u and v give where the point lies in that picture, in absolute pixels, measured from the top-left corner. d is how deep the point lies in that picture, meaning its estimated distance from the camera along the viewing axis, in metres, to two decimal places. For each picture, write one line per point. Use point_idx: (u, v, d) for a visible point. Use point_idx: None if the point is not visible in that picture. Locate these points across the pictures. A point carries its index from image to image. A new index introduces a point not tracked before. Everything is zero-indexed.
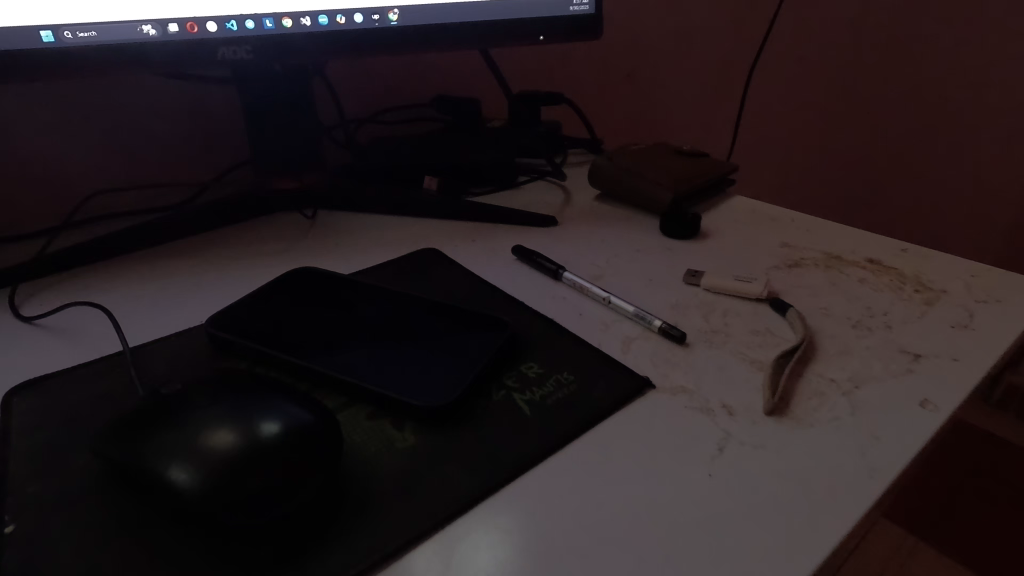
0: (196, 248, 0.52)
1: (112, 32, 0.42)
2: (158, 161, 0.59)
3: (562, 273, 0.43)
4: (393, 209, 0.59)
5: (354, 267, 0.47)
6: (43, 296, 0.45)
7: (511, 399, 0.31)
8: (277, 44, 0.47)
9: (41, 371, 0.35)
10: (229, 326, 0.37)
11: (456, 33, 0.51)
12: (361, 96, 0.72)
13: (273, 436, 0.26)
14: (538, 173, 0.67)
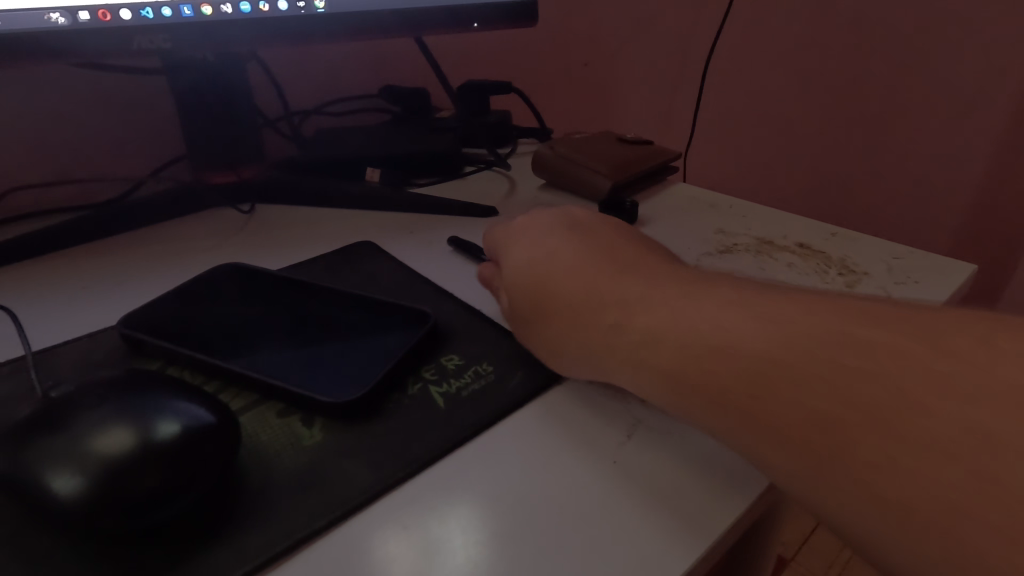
0: (126, 245, 0.51)
1: (16, 20, 0.40)
2: (88, 156, 0.57)
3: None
4: (332, 203, 0.58)
5: (284, 262, 0.46)
6: None
7: (426, 391, 0.31)
8: (196, 31, 0.45)
9: None
10: (142, 325, 0.35)
11: (386, 20, 0.50)
12: (304, 87, 0.70)
13: (167, 436, 0.25)
14: (484, 163, 0.66)
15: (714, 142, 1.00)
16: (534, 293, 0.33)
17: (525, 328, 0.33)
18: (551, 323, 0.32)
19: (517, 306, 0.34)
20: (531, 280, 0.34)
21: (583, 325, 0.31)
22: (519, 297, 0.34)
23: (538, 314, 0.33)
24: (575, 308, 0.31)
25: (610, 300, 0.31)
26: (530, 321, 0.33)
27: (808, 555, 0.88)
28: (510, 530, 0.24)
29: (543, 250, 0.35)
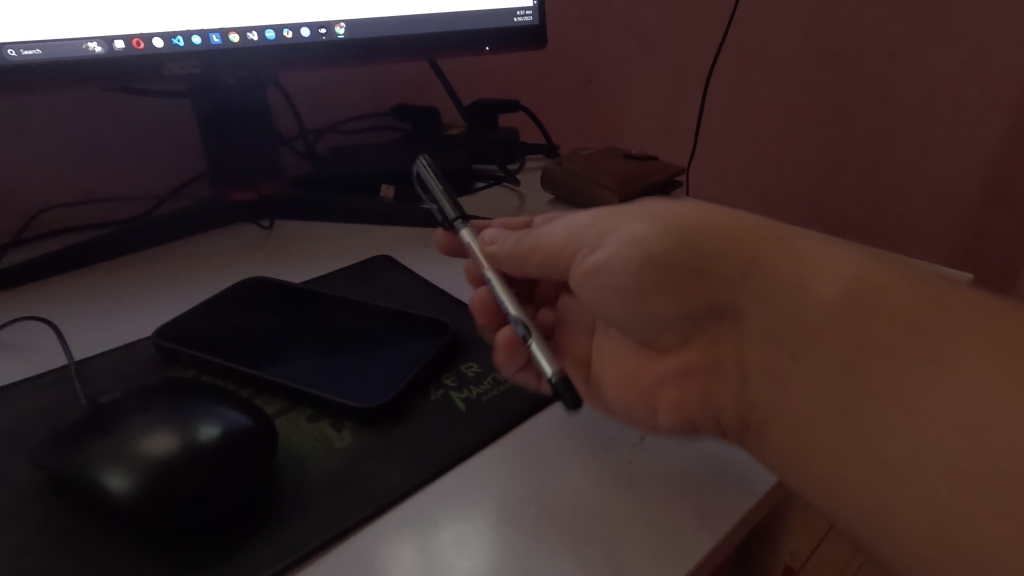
0: (157, 260, 0.53)
1: (57, 49, 0.43)
2: (115, 175, 0.59)
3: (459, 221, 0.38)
4: (349, 218, 0.60)
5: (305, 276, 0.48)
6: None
7: (448, 397, 0.33)
8: (224, 59, 0.47)
9: None
10: (177, 336, 0.37)
11: (402, 44, 0.52)
12: (319, 107, 0.73)
13: (213, 438, 0.27)
14: (495, 178, 0.68)
15: (717, 154, 1.02)
16: (668, 235, 0.30)
17: (629, 265, 0.31)
18: (687, 260, 0.29)
19: (632, 242, 0.31)
20: (653, 217, 0.31)
21: (732, 268, 0.29)
22: (635, 234, 0.31)
23: (675, 248, 0.30)
24: (727, 246, 0.29)
25: (762, 241, 0.30)
26: (657, 255, 0.30)
27: (818, 560, 0.89)
28: (532, 526, 0.26)
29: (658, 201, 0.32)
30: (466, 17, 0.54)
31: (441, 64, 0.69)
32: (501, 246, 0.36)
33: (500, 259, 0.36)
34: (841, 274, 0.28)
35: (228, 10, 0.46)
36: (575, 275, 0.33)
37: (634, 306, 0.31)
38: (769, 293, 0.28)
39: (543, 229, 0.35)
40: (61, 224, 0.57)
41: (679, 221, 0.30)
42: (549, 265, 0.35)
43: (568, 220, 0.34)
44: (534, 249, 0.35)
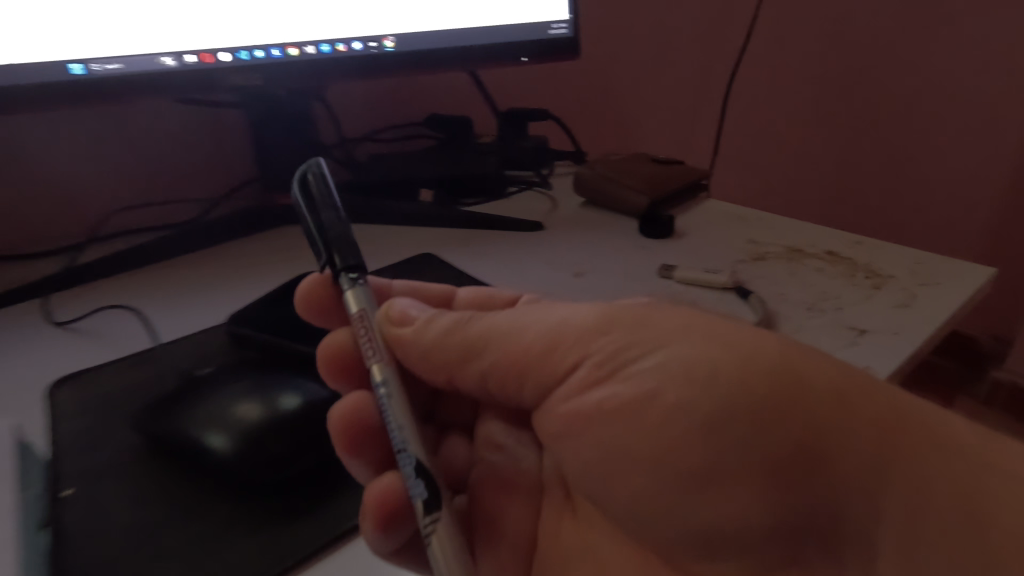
0: (219, 256, 0.56)
1: (135, 64, 0.46)
2: (173, 180, 0.63)
3: (355, 274, 0.31)
4: (390, 219, 0.63)
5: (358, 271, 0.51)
6: (80, 300, 0.49)
7: None
8: (284, 71, 0.51)
9: (81, 366, 0.39)
10: (247, 323, 0.41)
11: (446, 55, 0.55)
12: (357, 117, 0.77)
13: (296, 405, 0.30)
14: (526, 184, 0.72)
15: None
16: (758, 395, 0.26)
17: (695, 420, 0.26)
18: (772, 421, 0.25)
19: (675, 374, 0.27)
20: (708, 347, 0.27)
21: (822, 427, 0.25)
22: (693, 375, 0.27)
23: (754, 396, 0.26)
24: (809, 394, 0.26)
25: (847, 389, 0.26)
26: (735, 407, 0.26)
27: None
28: None
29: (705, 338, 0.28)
30: (506, 30, 0.57)
31: (476, 75, 0.72)
32: (415, 335, 0.31)
33: (413, 345, 0.31)
34: (909, 427, 0.26)
35: (290, 26, 0.50)
36: (561, 408, 0.30)
37: (701, 488, 0.26)
38: (872, 459, 0.25)
39: (483, 324, 0.32)
40: (127, 226, 0.60)
41: (764, 366, 0.26)
42: (503, 371, 0.32)
43: (538, 324, 0.31)
44: (478, 347, 0.32)
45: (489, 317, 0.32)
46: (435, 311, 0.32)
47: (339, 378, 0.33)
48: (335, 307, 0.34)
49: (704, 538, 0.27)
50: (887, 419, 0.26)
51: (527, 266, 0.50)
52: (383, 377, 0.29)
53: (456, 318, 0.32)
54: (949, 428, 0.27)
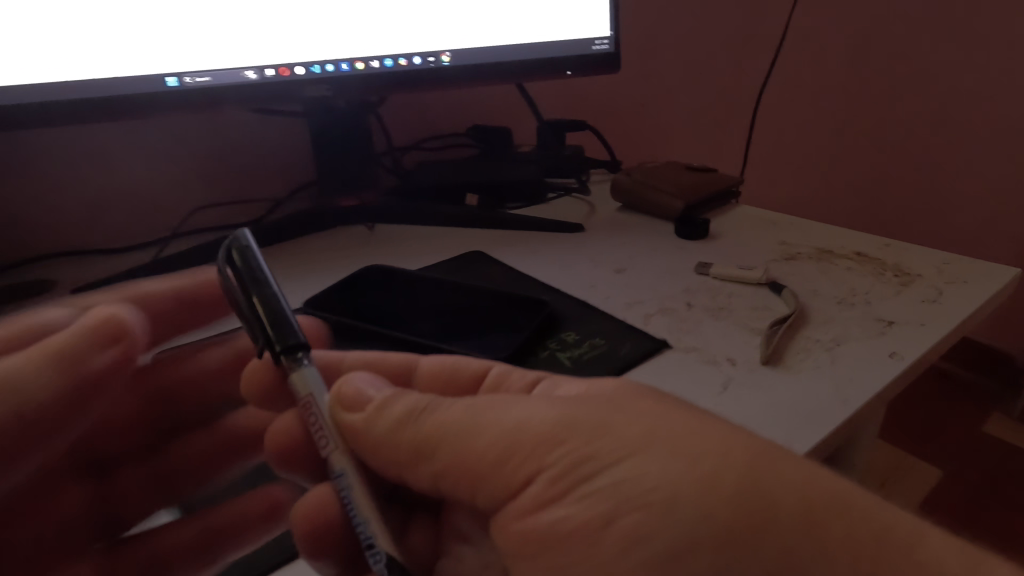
0: (285, 252, 0.62)
1: (222, 76, 0.52)
2: (244, 181, 0.68)
3: (302, 354, 0.31)
4: (439, 222, 0.67)
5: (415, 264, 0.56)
6: None
7: (555, 355, 0.39)
8: (349, 83, 0.56)
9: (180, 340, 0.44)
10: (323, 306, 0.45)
11: (496, 70, 0.60)
12: (407, 127, 0.82)
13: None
14: (565, 190, 0.76)
15: None
16: (720, 522, 0.23)
17: (651, 552, 0.24)
18: (733, 557, 0.23)
19: (630, 494, 0.25)
20: (662, 465, 0.25)
21: (795, 566, 0.23)
22: (651, 498, 0.24)
23: (714, 523, 0.23)
24: (779, 519, 0.23)
25: (822, 512, 0.23)
26: (698, 535, 0.23)
27: None
28: None
29: (653, 455, 0.25)
30: (552, 46, 0.61)
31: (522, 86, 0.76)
32: (368, 422, 0.29)
33: (365, 438, 0.29)
34: (891, 548, 0.23)
35: (357, 43, 0.55)
36: (517, 525, 0.27)
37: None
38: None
39: (434, 420, 0.29)
40: (204, 223, 0.65)
41: (721, 484, 0.24)
42: (456, 476, 0.29)
43: (492, 425, 0.28)
44: (431, 447, 0.29)
45: (440, 409, 0.29)
46: (391, 394, 0.30)
47: (286, 464, 0.34)
48: (280, 392, 0.33)
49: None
50: (869, 550, 0.23)
51: (570, 263, 0.54)
52: (342, 467, 0.30)
53: (412, 405, 0.30)
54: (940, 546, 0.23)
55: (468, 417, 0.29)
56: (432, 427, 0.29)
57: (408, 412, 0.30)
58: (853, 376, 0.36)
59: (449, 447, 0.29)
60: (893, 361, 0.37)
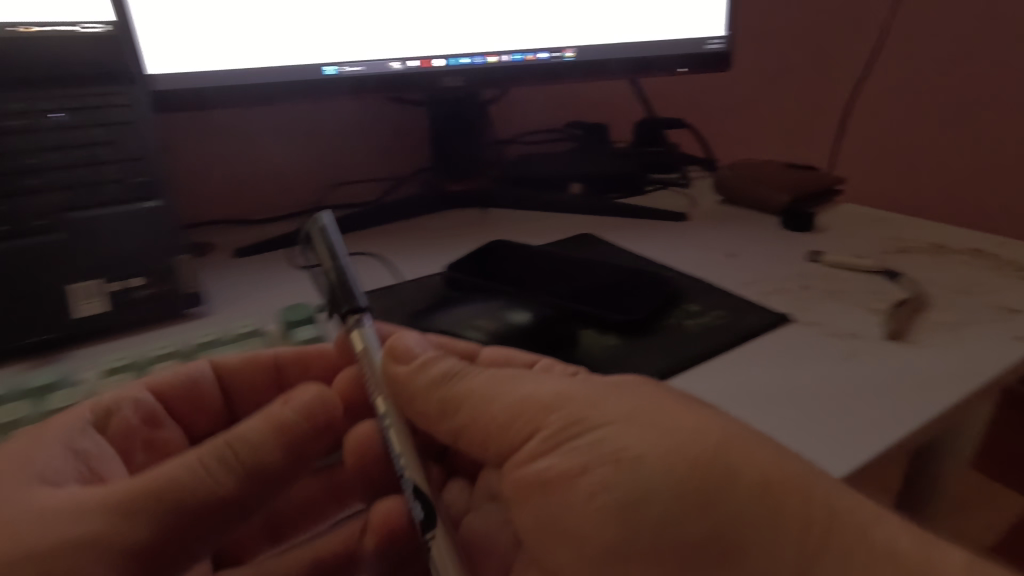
0: (407, 227, 0.67)
1: (373, 67, 0.59)
2: (372, 163, 0.74)
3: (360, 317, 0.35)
4: (544, 208, 0.71)
5: (535, 237, 0.60)
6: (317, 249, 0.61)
7: (683, 321, 0.43)
8: (481, 75, 0.62)
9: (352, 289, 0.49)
10: (460, 268, 0.50)
11: (613, 66, 0.64)
12: (511, 120, 0.87)
13: (526, 319, 0.40)
14: (663, 183, 0.79)
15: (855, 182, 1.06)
16: (680, 482, 0.26)
17: (613, 501, 0.26)
18: (685, 512, 0.26)
19: (609, 451, 0.28)
20: (643, 434, 0.28)
21: (735, 526, 0.25)
22: (618, 455, 0.27)
23: (679, 481, 0.26)
24: (733, 484, 0.26)
25: (776, 484, 0.26)
26: (660, 493, 0.26)
27: None
28: (770, 400, 0.35)
29: (638, 427, 0.28)
30: (668, 45, 0.65)
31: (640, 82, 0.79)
32: (411, 374, 0.32)
33: (410, 383, 0.33)
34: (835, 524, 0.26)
35: (490, 38, 0.61)
36: (511, 475, 0.30)
37: (607, 565, 0.27)
38: (784, 558, 0.25)
39: (466, 383, 0.33)
40: (338, 200, 0.71)
41: (686, 446, 0.27)
42: (475, 431, 0.32)
43: (506, 394, 0.31)
44: (456, 404, 0.32)
45: (470, 373, 0.33)
46: (433, 355, 0.33)
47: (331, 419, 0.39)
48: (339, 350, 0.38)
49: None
50: (813, 520, 0.26)
51: (682, 248, 0.57)
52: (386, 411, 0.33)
53: (450, 366, 0.33)
54: (877, 525, 0.26)
55: (496, 381, 0.32)
56: (466, 386, 0.32)
57: (444, 372, 0.33)
58: (970, 352, 0.38)
59: (475, 403, 0.32)
60: (1018, 343, 0.38)
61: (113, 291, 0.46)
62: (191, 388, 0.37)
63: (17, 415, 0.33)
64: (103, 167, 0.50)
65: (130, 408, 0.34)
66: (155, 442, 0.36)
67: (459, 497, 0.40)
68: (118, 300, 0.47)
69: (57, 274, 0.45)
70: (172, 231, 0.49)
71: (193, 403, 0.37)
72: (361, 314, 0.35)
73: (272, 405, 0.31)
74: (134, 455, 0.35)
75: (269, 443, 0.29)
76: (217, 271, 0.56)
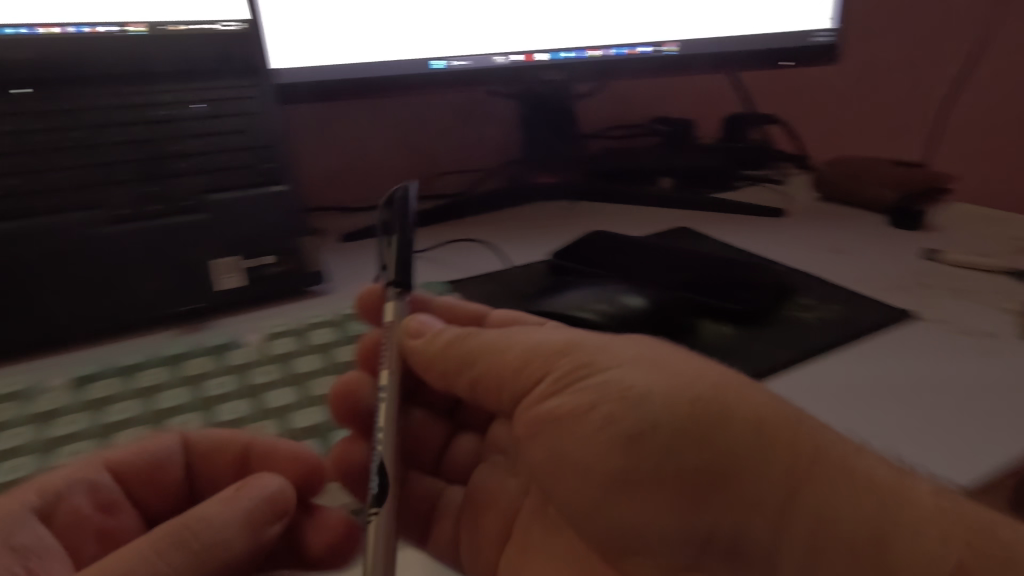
0: (500, 217, 0.69)
1: (478, 61, 0.61)
2: (466, 155, 0.76)
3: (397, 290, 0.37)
4: (634, 201, 0.71)
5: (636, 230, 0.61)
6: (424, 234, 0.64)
7: (798, 314, 0.43)
8: (583, 69, 0.63)
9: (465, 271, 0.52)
10: (564, 257, 0.52)
11: (714, 60, 0.64)
12: (598, 114, 0.88)
13: (640, 303, 0.41)
14: (755, 179, 0.78)
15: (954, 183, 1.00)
16: (681, 409, 0.28)
17: (620, 433, 0.28)
18: (685, 442, 0.27)
19: (615, 389, 0.29)
20: (650, 375, 0.29)
21: (735, 449, 0.27)
22: (627, 392, 0.29)
23: (683, 409, 0.28)
24: (731, 418, 0.27)
25: (769, 423, 0.27)
26: (667, 421, 0.27)
27: None
28: (902, 392, 0.35)
29: (644, 371, 0.30)
30: (772, 38, 0.64)
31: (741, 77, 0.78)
32: (424, 345, 0.35)
33: (425, 343, 0.35)
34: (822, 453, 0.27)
35: (595, 33, 0.62)
36: (525, 416, 0.32)
37: (618, 494, 0.27)
38: (774, 493, 0.26)
39: (478, 340, 0.34)
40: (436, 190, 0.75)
41: (685, 382, 0.29)
42: (489, 382, 0.34)
43: (521, 343, 0.33)
44: (470, 359, 0.34)
45: (479, 334, 0.34)
46: (445, 327, 0.35)
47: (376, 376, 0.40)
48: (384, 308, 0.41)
49: (615, 541, 0.28)
50: (803, 450, 0.27)
51: (785, 243, 0.56)
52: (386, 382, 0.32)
53: (457, 332, 0.35)
54: (858, 456, 0.28)
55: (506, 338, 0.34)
56: (480, 343, 0.34)
57: (458, 332, 0.34)
58: None
59: (487, 357, 0.33)
60: None
61: (250, 267, 0.51)
62: (155, 471, 0.31)
63: (208, 368, 0.34)
64: (240, 153, 0.53)
65: (83, 495, 0.29)
66: (107, 532, 0.30)
67: (474, 441, 0.43)
68: (254, 275, 0.51)
69: (205, 249, 0.49)
70: (297, 214, 0.53)
71: (155, 486, 0.32)
72: (397, 287, 0.37)
73: (224, 493, 0.29)
74: (82, 549, 0.29)
75: (235, 538, 0.27)
76: (339, 251, 0.61)
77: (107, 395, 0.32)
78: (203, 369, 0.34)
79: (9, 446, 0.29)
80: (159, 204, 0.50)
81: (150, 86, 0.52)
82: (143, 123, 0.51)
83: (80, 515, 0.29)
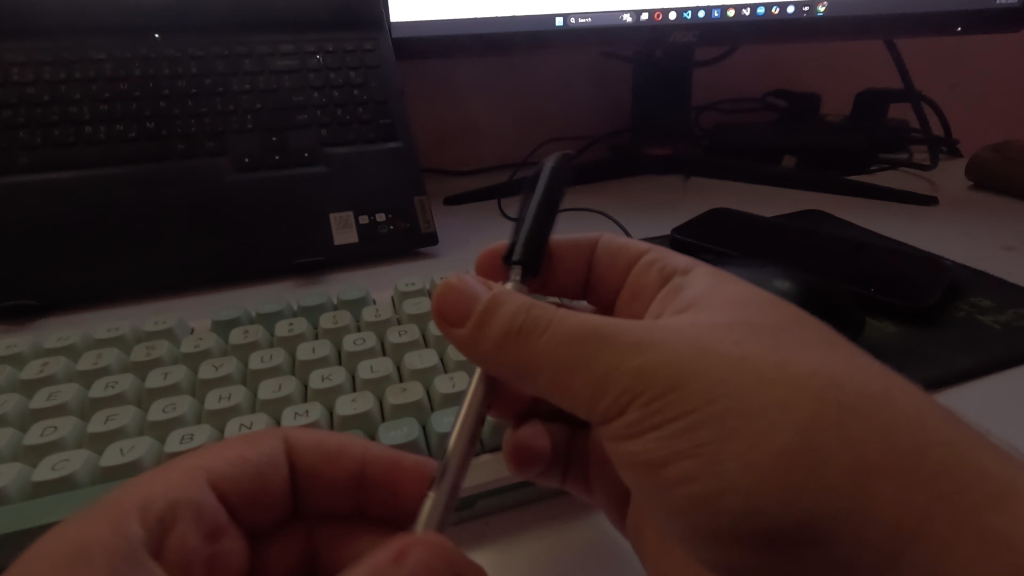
0: (609, 187, 0.65)
1: (604, 19, 0.57)
2: (572, 122, 0.73)
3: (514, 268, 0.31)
4: (755, 179, 0.65)
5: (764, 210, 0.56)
6: None
7: (976, 316, 0.37)
8: (717, 30, 0.58)
9: None
10: (690, 234, 0.47)
11: (871, 24, 0.56)
12: (712, 85, 0.81)
13: (790, 287, 0.35)
14: (892, 162, 0.70)
15: None
16: (758, 459, 0.20)
17: (695, 492, 0.21)
18: (765, 497, 0.20)
19: (688, 437, 0.21)
20: (733, 414, 0.21)
21: (830, 506, 0.19)
22: (702, 448, 0.21)
23: (762, 457, 0.20)
24: (829, 469, 0.19)
25: (881, 459, 0.19)
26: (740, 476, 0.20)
27: None
28: None
29: (732, 404, 0.21)
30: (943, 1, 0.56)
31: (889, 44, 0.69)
32: (473, 339, 0.25)
33: (474, 344, 0.25)
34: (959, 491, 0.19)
35: None
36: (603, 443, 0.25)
37: (698, 534, 0.23)
38: (881, 544, 0.20)
39: (540, 339, 0.24)
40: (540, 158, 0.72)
41: (782, 415, 0.20)
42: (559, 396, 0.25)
43: (580, 357, 0.23)
44: (531, 364, 0.24)
45: (545, 326, 0.24)
46: (496, 309, 0.25)
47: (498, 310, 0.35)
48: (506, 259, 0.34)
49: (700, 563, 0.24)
50: (924, 492, 0.19)
51: (942, 235, 0.50)
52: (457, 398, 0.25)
53: (513, 318, 0.24)
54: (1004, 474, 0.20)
55: (564, 338, 0.24)
56: (540, 345, 0.24)
57: (513, 326, 0.24)
58: None
59: (554, 367, 0.24)
60: None
61: (363, 225, 0.49)
62: (258, 480, 0.28)
63: (345, 322, 0.33)
64: (355, 107, 0.52)
65: (191, 519, 0.25)
66: (218, 556, 0.27)
67: None
68: (368, 233, 0.49)
69: (324, 202, 0.49)
70: (415, 173, 0.52)
71: (255, 495, 0.29)
72: (520, 266, 0.30)
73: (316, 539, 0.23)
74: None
75: None
76: (447, 213, 0.59)
77: (249, 342, 0.32)
78: (340, 323, 0.33)
79: (162, 385, 0.29)
80: (279, 155, 0.49)
81: (274, 36, 0.52)
82: (268, 72, 0.51)
83: (190, 547, 0.25)
